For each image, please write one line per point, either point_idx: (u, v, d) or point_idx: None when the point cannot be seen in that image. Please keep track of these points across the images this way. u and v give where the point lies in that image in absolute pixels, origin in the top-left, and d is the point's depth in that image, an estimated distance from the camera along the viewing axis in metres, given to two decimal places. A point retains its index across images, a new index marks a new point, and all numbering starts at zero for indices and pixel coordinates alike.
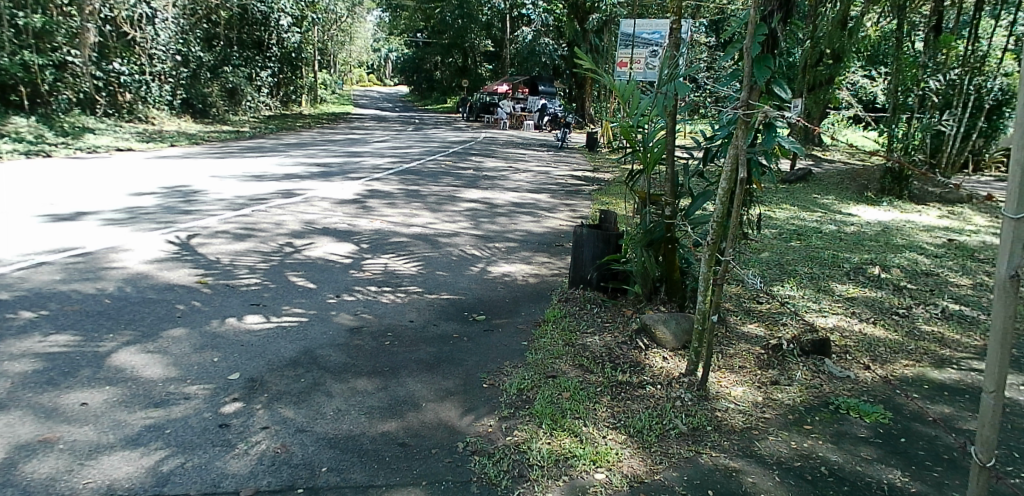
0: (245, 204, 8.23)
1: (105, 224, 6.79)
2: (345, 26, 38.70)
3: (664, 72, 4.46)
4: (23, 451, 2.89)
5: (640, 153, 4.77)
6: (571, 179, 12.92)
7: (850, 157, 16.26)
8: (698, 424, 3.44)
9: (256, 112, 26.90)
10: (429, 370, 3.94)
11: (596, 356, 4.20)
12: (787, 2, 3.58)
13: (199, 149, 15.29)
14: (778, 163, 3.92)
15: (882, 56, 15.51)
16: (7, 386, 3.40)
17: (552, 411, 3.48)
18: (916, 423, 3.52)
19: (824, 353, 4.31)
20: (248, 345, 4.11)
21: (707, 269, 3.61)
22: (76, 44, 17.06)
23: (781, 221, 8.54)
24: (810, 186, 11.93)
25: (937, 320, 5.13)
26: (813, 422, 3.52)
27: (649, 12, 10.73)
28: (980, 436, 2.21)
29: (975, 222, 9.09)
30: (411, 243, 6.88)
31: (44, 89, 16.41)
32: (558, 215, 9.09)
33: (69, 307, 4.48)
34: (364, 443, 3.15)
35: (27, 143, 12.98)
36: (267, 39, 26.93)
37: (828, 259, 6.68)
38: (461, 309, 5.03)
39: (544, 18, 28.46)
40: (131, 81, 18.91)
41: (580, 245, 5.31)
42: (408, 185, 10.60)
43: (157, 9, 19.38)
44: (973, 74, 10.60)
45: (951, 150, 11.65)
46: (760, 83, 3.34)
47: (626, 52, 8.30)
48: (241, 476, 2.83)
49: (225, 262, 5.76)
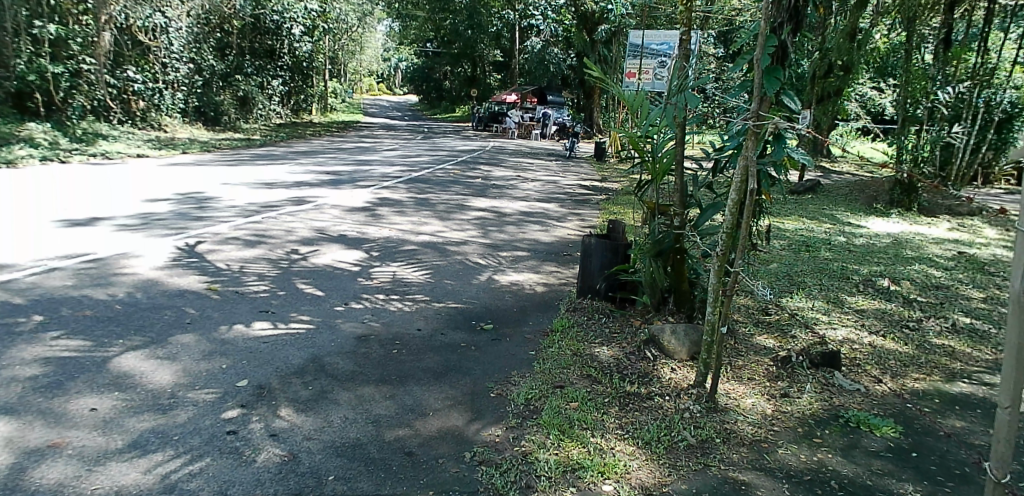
0: (256, 210, 8.27)
1: (118, 229, 6.83)
2: (356, 36, 39.05)
3: (673, 83, 4.43)
4: (32, 456, 2.90)
5: (649, 163, 4.77)
6: (579, 189, 12.95)
7: (858, 170, 16.30)
8: (706, 436, 3.42)
9: (267, 119, 27.11)
10: (436, 379, 3.94)
11: (604, 367, 4.19)
12: (795, 13, 3.55)
13: (211, 156, 15.41)
14: (787, 173, 3.89)
15: (891, 67, 15.43)
16: (18, 391, 3.42)
17: (559, 421, 3.47)
18: (927, 438, 3.49)
19: (834, 365, 4.28)
20: (256, 352, 4.13)
21: (716, 280, 3.59)
22: (92, 52, 17.23)
23: (790, 232, 8.51)
24: (820, 198, 11.88)
25: (948, 334, 5.08)
26: (823, 436, 3.49)
27: (659, 22, 10.73)
28: (995, 452, 2.22)
29: (986, 235, 9.05)
30: (420, 251, 6.90)
31: (59, 96, 16.52)
32: (566, 224, 9.11)
33: (79, 313, 4.51)
34: (371, 451, 3.15)
35: (42, 149, 13.08)
36: (279, 48, 27.24)
37: (838, 271, 6.64)
38: (469, 317, 5.03)
39: (554, 29, 28.59)
40: (144, 89, 19.04)
41: (589, 256, 5.31)
42: (416, 193, 10.62)
43: (171, 18, 19.76)
44: (981, 87, 10.74)
45: (960, 163, 11.76)
46: (769, 94, 3.36)
47: (635, 63, 8.23)
48: (248, 484, 2.84)
49: (234, 269, 5.78)
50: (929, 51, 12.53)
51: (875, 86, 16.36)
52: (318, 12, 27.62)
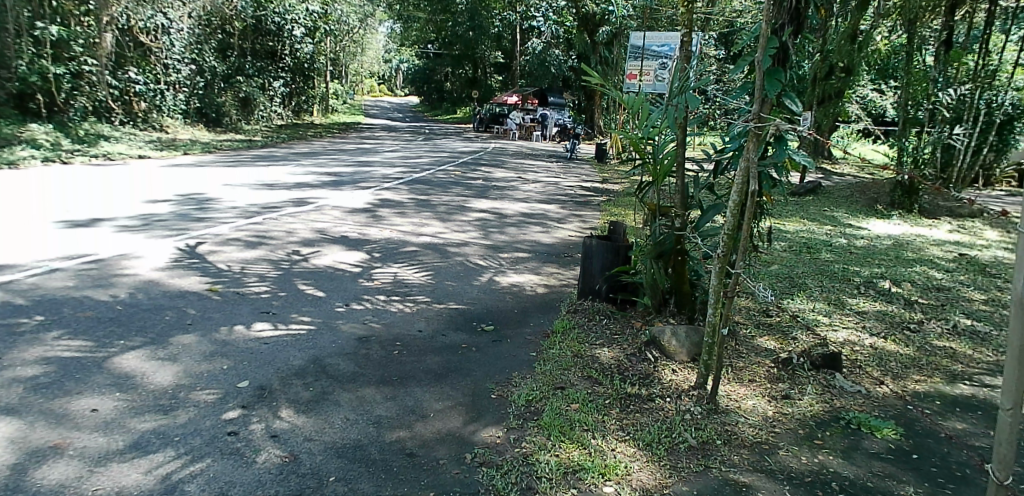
0: (257, 212, 8.27)
1: (119, 230, 6.83)
2: (357, 38, 39.10)
3: (675, 84, 4.44)
4: (33, 457, 2.90)
5: (650, 165, 4.77)
6: (581, 190, 12.94)
7: (859, 171, 16.30)
8: (707, 437, 3.42)
9: (268, 120, 27.14)
10: (437, 380, 3.94)
11: (605, 368, 4.19)
12: (796, 14, 3.58)
13: (212, 157, 15.42)
14: (789, 175, 3.88)
15: (891, 69, 15.41)
16: (19, 392, 3.42)
17: (560, 422, 3.47)
18: (929, 440, 3.49)
19: (835, 367, 4.28)
20: (257, 353, 4.13)
21: (718, 281, 3.59)
22: (94, 53, 17.26)
23: (791, 234, 8.51)
24: (821, 199, 11.88)
25: (949, 336, 5.08)
26: (824, 437, 3.49)
27: (660, 23, 10.82)
28: (998, 454, 2.21)
29: (987, 237, 9.06)
30: (421, 252, 6.90)
31: (61, 97, 16.54)
32: (568, 226, 9.10)
33: (81, 314, 4.51)
34: (371, 452, 3.15)
35: (44, 151, 13.10)
36: (281, 50, 27.27)
37: (839, 272, 6.64)
38: (470, 319, 5.03)
39: (555, 30, 28.53)
40: (146, 91, 19.07)
41: (590, 257, 5.31)
42: (417, 194, 10.63)
43: (173, 19, 19.80)
44: (982, 89, 10.58)
45: (962, 165, 11.60)
46: (771, 95, 3.36)
47: (635, 65, 8.19)
48: (250, 484, 2.84)
49: (235, 270, 5.78)
50: (930, 53, 12.50)
51: (876, 88, 16.34)
52: (319, 14, 27.65)
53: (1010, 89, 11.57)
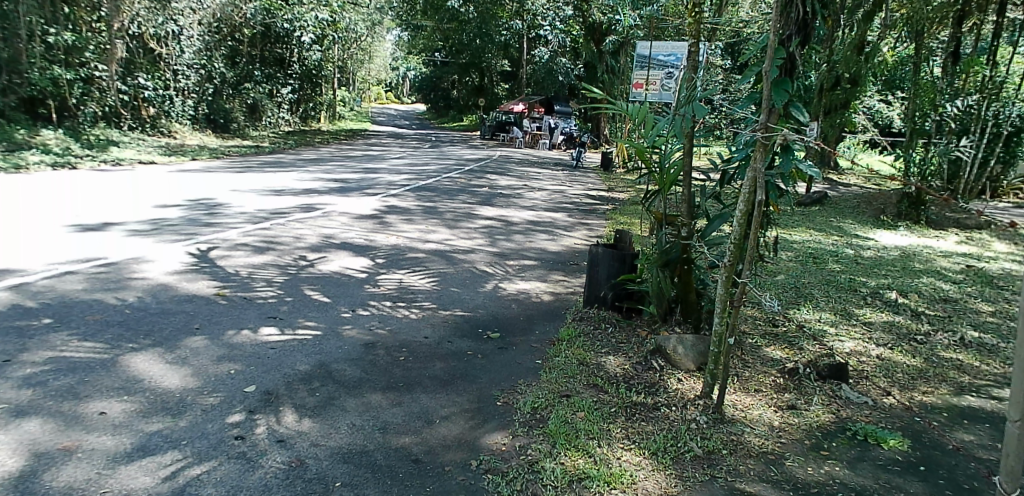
0: (266, 217, 8.32)
1: (129, 235, 6.87)
2: (366, 45, 39.51)
3: (681, 94, 4.42)
4: (43, 458, 2.92)
5: (657, 175, 4.79)
6: (586, 198, 12.98)
7: (865, 182, 16.36)
8: (712, 447, 3.41)
9: (275, 127, 27.36)
10: (443, 387, 3.95)
11: (610, 377, 4.19)
12: (804, 25, 3.55)
13: (220, 163, 15.56)
14: (795, 185, 3.85)
15: (899, 80, 15.52)
16: (28, 394, 3.43)
17: (566, 430, 3.47)
18: (938, 452, 3.47)
19: (841, 378, 4.26)
20: (264, 357, 4.15)
21: (724, 291, 3.58)
22: (104, 60, 17.40)
23: (797, 244, 8.47)
24: (827, 210, 11.89)
25: (955, 348, 5.05)
26: (831, 448, 3.48)
27: (666, 32, 10.91)
28: (1005, 466, 2.20)
29: (994, 249, 9.02)
30: (427, 259, 6.92)
31: (72, 102, 16.68)
32: (574, 233, 9.12)
33: (91, 316, 4.55)
34: (378, 458, 3.16)
35: (54, 155, 13.21)
36: (289, 57, 27.50)
37: (846, 283, 6.62)
38: (476, 326, 5.04)
39: (562, 39, 28.16)
40: (154, 96, 19.23)
41: (596, 265, 5.31)
42: (424, 201, 10.66)
43: (184, 26, 19.93)
44: (989, 100, 10.74)
45: (968, 177, 11.63)
46: (777, 105, 3.39)
47: (642, 73, 8.19)
48: (256, 489, 2.85)
49: (243, 274, 5.80)
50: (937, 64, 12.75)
51: (882, 98, 16.30)
52: (328, 22, 27.06)
53: (1016, 102, 11.62)
